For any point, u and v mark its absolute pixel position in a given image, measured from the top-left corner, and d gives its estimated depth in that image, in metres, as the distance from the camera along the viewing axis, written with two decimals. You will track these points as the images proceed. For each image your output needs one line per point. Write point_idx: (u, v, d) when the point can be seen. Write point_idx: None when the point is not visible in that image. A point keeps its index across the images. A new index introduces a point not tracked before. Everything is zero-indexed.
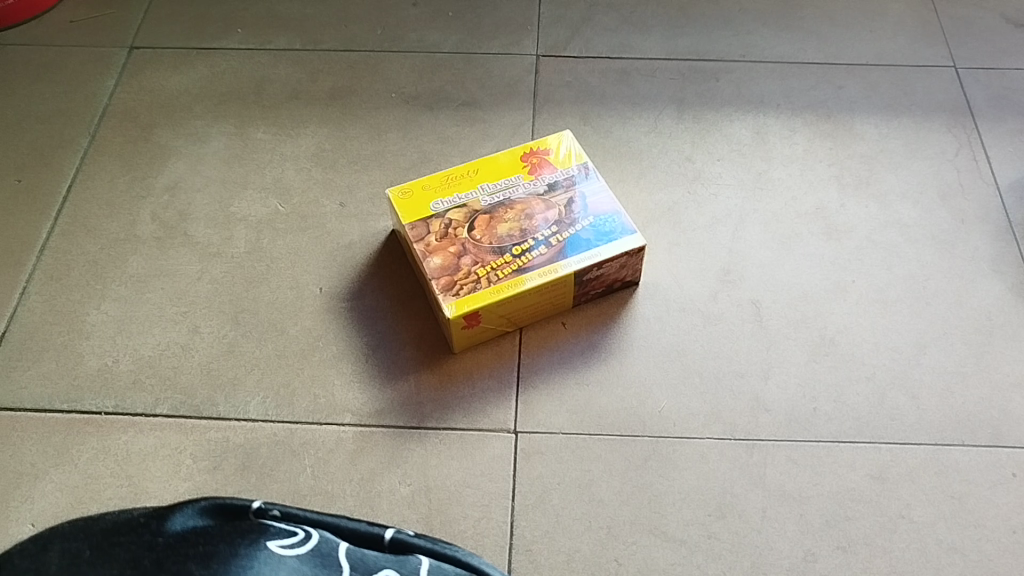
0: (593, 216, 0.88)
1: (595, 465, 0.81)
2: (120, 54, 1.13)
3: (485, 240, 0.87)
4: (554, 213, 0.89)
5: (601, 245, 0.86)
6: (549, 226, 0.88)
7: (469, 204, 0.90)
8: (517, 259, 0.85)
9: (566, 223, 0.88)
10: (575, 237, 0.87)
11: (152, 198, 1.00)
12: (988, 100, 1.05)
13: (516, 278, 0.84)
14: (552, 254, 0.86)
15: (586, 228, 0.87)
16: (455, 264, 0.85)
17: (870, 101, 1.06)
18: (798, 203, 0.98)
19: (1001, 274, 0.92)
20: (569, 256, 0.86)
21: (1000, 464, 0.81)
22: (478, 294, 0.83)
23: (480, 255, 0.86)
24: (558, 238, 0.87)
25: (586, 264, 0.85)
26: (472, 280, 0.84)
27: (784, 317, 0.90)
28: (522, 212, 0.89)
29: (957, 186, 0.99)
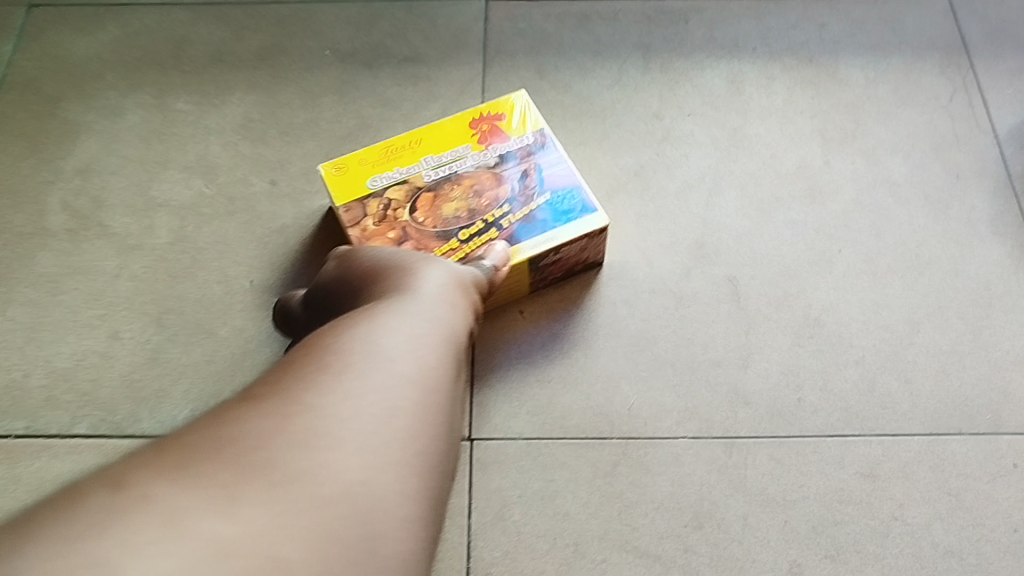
0: (550, 193, 0.79)
1: (559, 473, 0.74)
2: (19, 14, 1.01)
3: (429, 225, 0.78)
4: (506, 190, 0.80)
5: (558, 227, 0.77)
6: (500, 206, 0.79)
7: (412, 180, 0.80)
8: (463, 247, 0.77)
9: (520, 201, 0.79)
10: (529, 219, 0.78)
11: (61, 183, 0.89)
12: (984, 35, 0.95)
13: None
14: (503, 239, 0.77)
15: (541, 208, 0.78)
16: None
17: (855, 41, 0.96)
18: (777, 162, 0.89)
19: (1001, 237, 0.84)
20: (521, 240, 0.77)
21: (999, 453, 0.74)
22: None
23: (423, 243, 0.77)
24: (510, 220, 0.78)
25: (540, 249, 0.76)
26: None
27: (763, 295, 0.82)
28: (471, 189, 0.80)
29: (951, 136, 0.90)
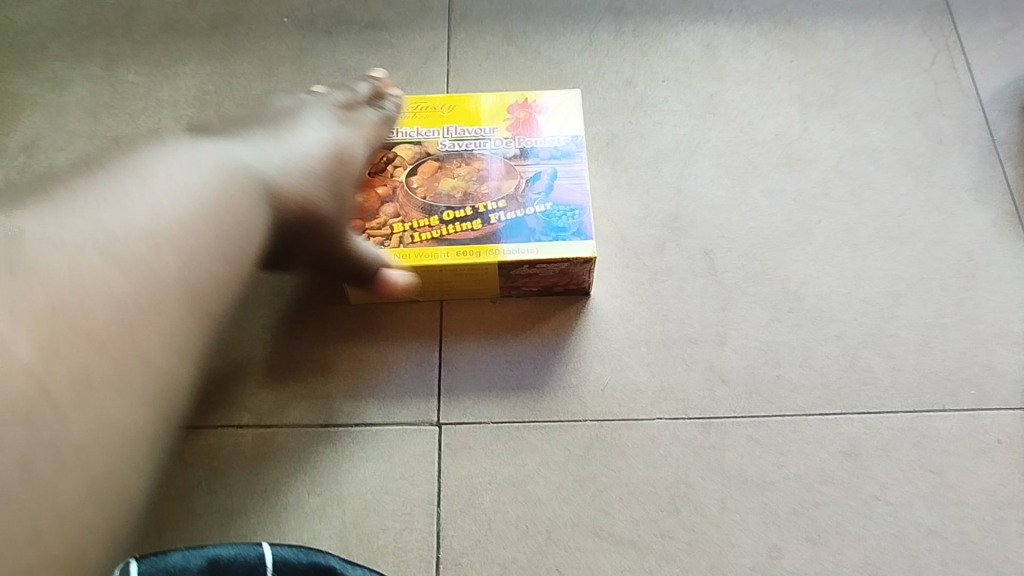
0: (554, 204, 0.74)
1: (531, 458, 0.72)
2: None
3: (420, 193, 0.75)
4: (509, 188, 0.75)
5: (547, 237, 0.73)
6: (496, 200, 0.75)
7: (426, 145, 0.78)
8: (439, 227, 0.74)
9: (518, 202, 0.74)
10: (521, 222, 0.73)
11: (5, 160, 0.85)
12: None
13: (432, 247, 0.73)
14: (483, 234, 0.73)
15: (541, 218, 0.73)
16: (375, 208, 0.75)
17: (835, 3, 0.92)
18: (755, 129, 0.86)
19: (985, 204, 0.81)
20: (502, 242, 0.73)
21: (983, 429, 0.72)
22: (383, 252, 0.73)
23: (406, 210, 0.75)
24: (499, 217, 0.74)
25: (519, 257, 0.72)
26: (382, 235, 0.74)
27: (740, 269, 0.79)
28: (475, 171, 0.76)
29: (934, 100, 0.87)
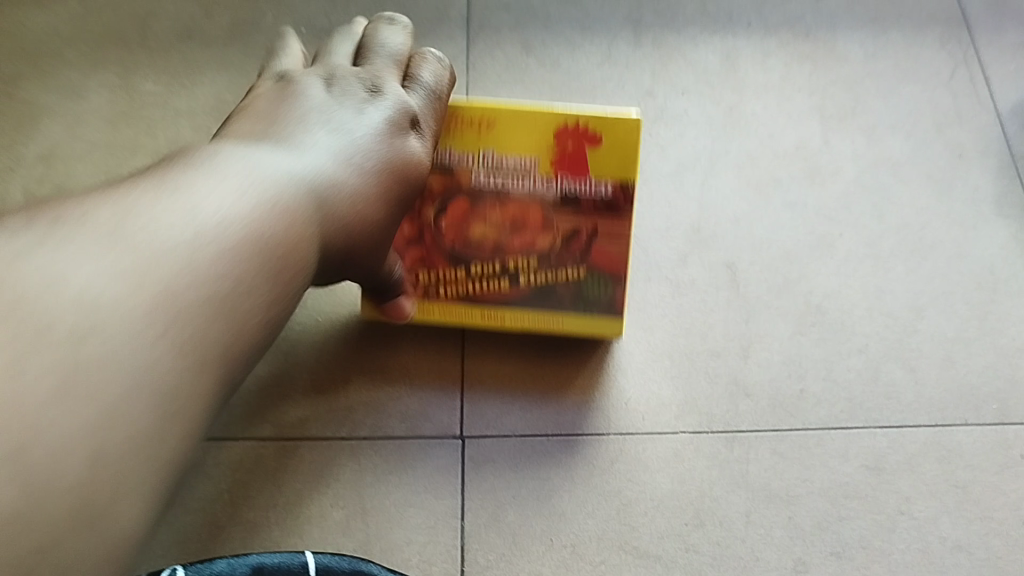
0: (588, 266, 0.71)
1: (555, 472, 0.71)
2: None
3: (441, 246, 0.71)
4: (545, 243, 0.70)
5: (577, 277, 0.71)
6: (529, 255, 0.71)
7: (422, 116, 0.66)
8: (470, 280, 0.72)
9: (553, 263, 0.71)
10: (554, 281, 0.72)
11: (22, 170, 0.85)
12: (985, 9, 0.92)
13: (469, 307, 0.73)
14: (516, 294, 0.72)
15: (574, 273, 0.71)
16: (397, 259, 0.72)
17: (853, 16, 0.92)
18: (775, 142, 0.85)
19: (1005, 218, 0.82)
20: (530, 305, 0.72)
21: (1007, 444, 0.72)
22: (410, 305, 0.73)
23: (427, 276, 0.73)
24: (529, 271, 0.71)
25: (551, 321, 0.73)
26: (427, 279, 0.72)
27: (762, 281, 0.79)
28: (508, 219, 0.70)
29: (953, 114, 0.87)
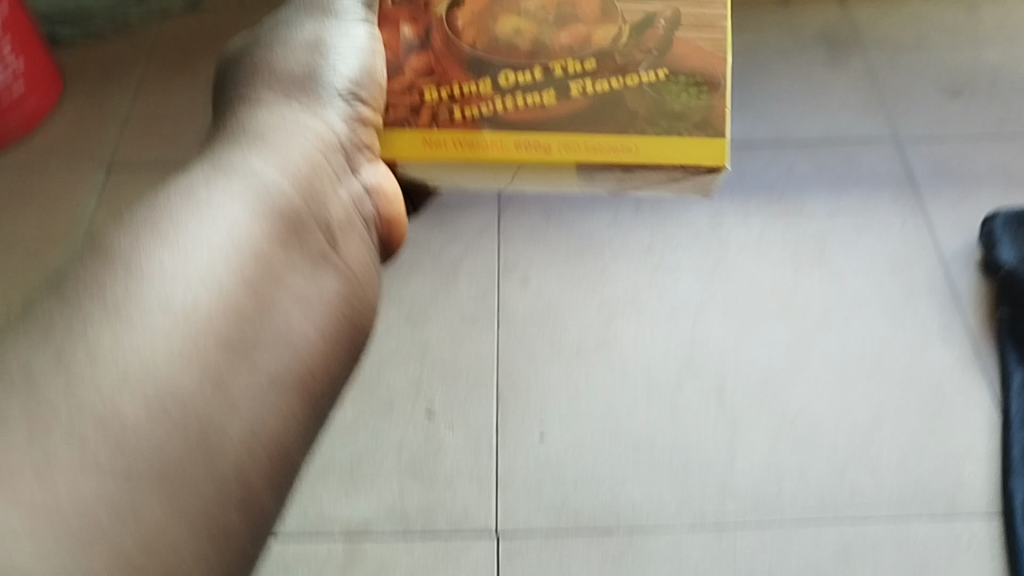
0: (668, 72, 0.59)
1: (574, 562, 0.86)
2: (99, 174, 1.18)
3: (467, 36, 0.61)
4: (602, 38, 0.60)
5: (657, 125, 0.58)
6: (582, 57, 0.60)
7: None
8: (493, 98, 0.59)
9: (613, 66, 0.59)
10: (620, 98, 0.59)
11: None
12: (929, 171, 1.11)
13: (488, 131, 0.59)
14: (560, 111, 0.59)
15: (647, 98, 0.58)
16: (416, 48, 0.62)
17: (819, 180, 1.11)
18: (755, 286, 1.03)
19: (950, 343, 0.98)
20: (588, 133, 0.58)
21: (954, 533, 0.86)
22: (413, 141, 0.60)
23: (443, 68, 0.61)
24: (582, 88, 0.59)
25: (612, 156, 0.58)
26: (407, 104, 0.60)
27: (746, 401, 0.95)
28: (550, 12, 0.62)
29: (904, 258, 1.04)
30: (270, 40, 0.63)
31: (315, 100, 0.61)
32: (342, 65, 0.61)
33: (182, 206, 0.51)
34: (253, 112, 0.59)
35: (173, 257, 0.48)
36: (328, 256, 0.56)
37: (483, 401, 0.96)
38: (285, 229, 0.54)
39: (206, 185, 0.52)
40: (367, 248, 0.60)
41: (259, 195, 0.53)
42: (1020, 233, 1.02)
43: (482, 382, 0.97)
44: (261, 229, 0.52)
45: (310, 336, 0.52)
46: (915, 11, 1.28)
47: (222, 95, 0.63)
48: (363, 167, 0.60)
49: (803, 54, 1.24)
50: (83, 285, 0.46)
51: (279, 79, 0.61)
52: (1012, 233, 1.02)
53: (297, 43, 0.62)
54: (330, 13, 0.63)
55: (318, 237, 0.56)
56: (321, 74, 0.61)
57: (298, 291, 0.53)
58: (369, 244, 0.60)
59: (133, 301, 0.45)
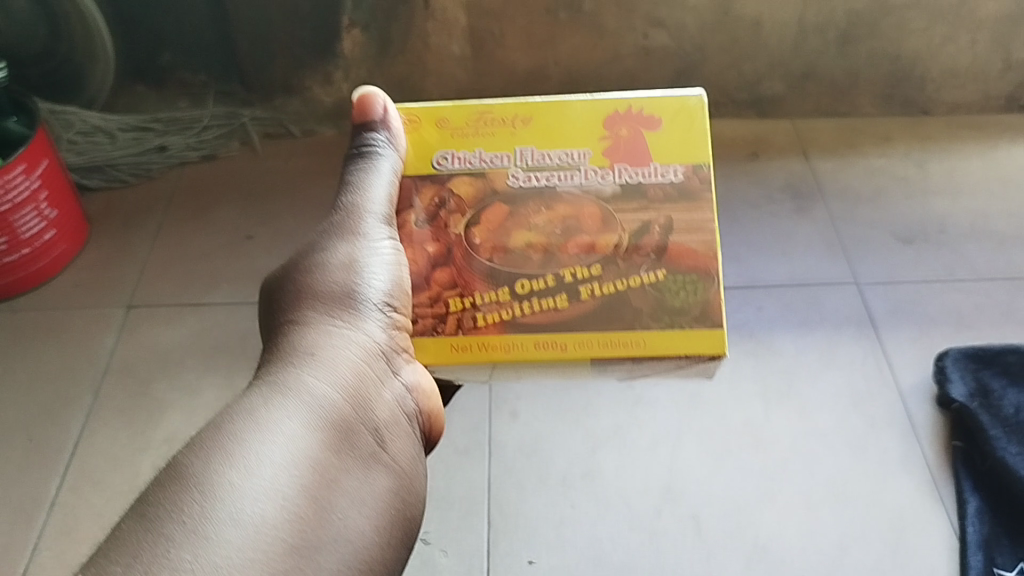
0: (666, 272, 0.67)
1: None
2: (119, 312, 1.27)
3: (484, 251, 0.68)
4: (604, 247, 0.68)
5: (661, 320, 0.66)
6: (589, 264, 0.67)
7: (492, 176, 0.70)
8: (513, 304, 0.67)
9: (618, 270, 0.67)
10: (624, 299, 0.67)
11: (151, 450, 1.12)
12: (886, 312, 1.21)
13: (511, 334, 0.67)
14: (573, 313, 0.67)
15: (651, 297, 0.66)
16: (437, 263, 0.68)
17: (786, 321, 1.21)
18: (728, 419, 1.11)
19: (910, 472, 1.05)
20: (599, 332, 0.66)
21: None
22: (443, 347, 0.67)
23: (466, 280, 0.68)
24: (591, 291, 0.67)
25: (623, 351, 0.66)
26: (434, 315, 0.68)
27: (721, 528, 1.01)
28: (555, 224, 0.69)
29: (866, 394, 1.13)
30: (312, 258, 0.69)
31: (355, 314, 0.67)
32: (377, 283, 0.67)
33: (248, 434, 0.57)
34: (303, 334, 0.66)
35: (240, 486, 0.54)
36: (379, 457, 0.63)
37: (475, 528, 1.02)
38: (335, 445, 0.61)
39: (266, 412, 0.59)
40: (412, 442, 0.67)
41: (312, 417, 0.60)
42: (969, 370, 1.11)
43: (474, 510, 1.03)
44: (315, 447, 0.59)
45: (370, 535, 0.59)
46: (869, 167, 1.41)
47: (273, 312, 0.69)
48: (403, 369, 0.67)
49: (769, 205, 1.36)
50: (160, 513, 0.52)
51: (323, 299, 0.67)
52: (961, 370, 1.11)
53: (336, 261, 0.68)
54: (360, 231, 0.68)
55: (366, 445, 0.63)
56: (359, 292, 0.67)
57: (353, 494, 0.60)
58: (414, 437, 0.68)
59: (209, 527, 0.52)
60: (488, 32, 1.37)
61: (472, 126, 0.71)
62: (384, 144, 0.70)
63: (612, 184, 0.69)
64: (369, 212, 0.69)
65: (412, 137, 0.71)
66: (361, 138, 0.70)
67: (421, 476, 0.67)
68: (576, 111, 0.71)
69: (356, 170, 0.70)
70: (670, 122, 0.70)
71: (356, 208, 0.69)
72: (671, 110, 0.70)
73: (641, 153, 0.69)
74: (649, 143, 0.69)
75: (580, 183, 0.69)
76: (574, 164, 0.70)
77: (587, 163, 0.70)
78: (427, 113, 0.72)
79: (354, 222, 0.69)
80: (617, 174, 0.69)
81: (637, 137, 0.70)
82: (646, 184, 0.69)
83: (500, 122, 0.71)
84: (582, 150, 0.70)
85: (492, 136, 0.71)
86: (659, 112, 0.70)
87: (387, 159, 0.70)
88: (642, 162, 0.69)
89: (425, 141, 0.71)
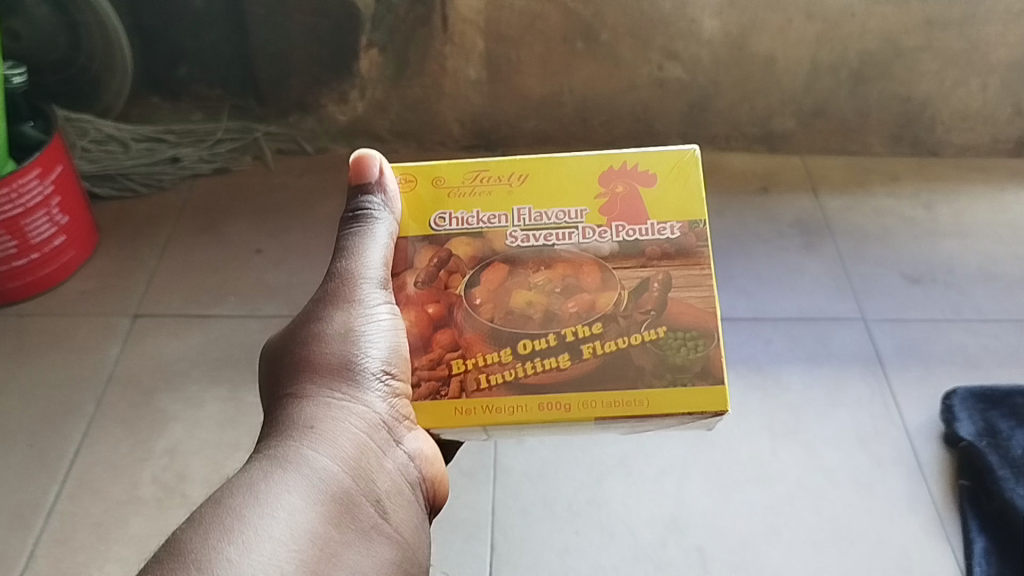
0: (666, 328, 0.66)
1: None
2: (125, 321, 1.26)
3: (485, 312, 0.67)
4: (604, 303, 0.67)
5: (663, 377, 0.65)
6: (590, 322, 0.66)
7: (491, 237, 0.69)
8: (515, 365, 0.65)
9: (618, 327, 0.66)
10: (627, 356, 0.65)
11: (152, 460, 1.11)
12: (894, 350, 1.21)
13: (513, 396, 0.65)
14: (575, 372, 0.65)
15: (652, 355, 0.65)
16: (436, 326, 0.67)
17: (794, 354, 1.21)
18: (734, 452, 1.10)
19: (916, 511, 1.05)
20: (604, 391, 0.65)
21: None
22: (445, 412, 0.65)
23: (468, 342, 0.66)
24: (592, 349, 0.66)
25: (627, 410, 0.64)
26: (437, 378, 0.65)
27: (726, 561, 1.01)
28: (556, 283, 0.67)
29: (873, 431, 1.12)
30: (307, 328, 0.66)
31: (354, 385, 0.64)
32: (375, 353, 0.64)
33: (249, 512, 0.55)
34: (300, 406, 0.63)
35: (237, 565, 0.52)
36: (382, 529, 0.61)
37: (478, 551, 1.01)
38: (338, 519, 0.58)
39: (267, 488, 0.57)
40: (413, 510, 0.65)
41: (313, 492, 0.58)
42: (977, 410, 1.11)
43: (477, 534, 1.02)
44: (318, 523, 0.57)
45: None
46: (878, 206, 1.42)
47: (272, 384, 0.67)
48: (405, 437, 0.64)
49: (778, 240, 1.36)
50: None
51: (320, 370, 0.64)
52: (968, 410, 1.11)
53: (332, 330, 0.65)
54: (355, 298, 0.66)
55: (368, 518, 0.60)
56: (357, 363, 0.64)
57: (356, 568, 0.57)
58: (416, 505, 0.66)
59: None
60: (504, 58, 1.38)
61: (469, 185, 0.69)
62: (381, 208, 0.68)
63: (609, 242, 0.68)
64: (365, 279, 0.66)
65: (408, 198, 0.69)
66: (356, 202, 0.68)
67: (423, 546, 0.65)
68: (569, 167, 0.69)
69: (349, 235, 0.68)
70: (665, 179, 0.69)
71: (351, 276, 0.66)
72: (666, 166, 0.69)
73: (636, 211, 0.68)
74: (645, 201, 0.69)
75: (577, 242, 0.68)
76: (571, 222, 0.69)
77: (584, 221, 0.69)
78: (424, 172, 0.70)
79: (351, 290, 0.66)
80: (614, 233, 0.68)
81: (632, 195, 0.69)
82: (643, 242, 0.68)
83: (497, 181, 0.69)
84: (579, 208, 0.69)
85: (490, 196, 0.69)
86: (654, 168, 0.69)
87: (384, 224, 0.68)
88: (639, 220, 0.68)
89: (421, 202, 0.69)
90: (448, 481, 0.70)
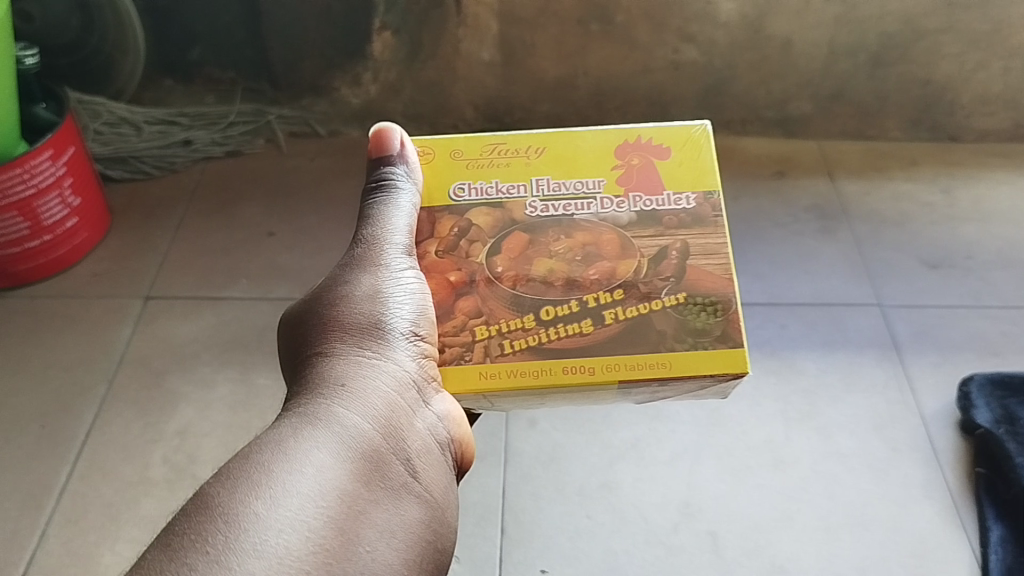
0: (686, 295, 0.65)
1: None
2: (137, 303, 1.26)
3: (507, 279, 0.65)
4: (624, 271, 0.65)
5: (684, 341, 0.63)
6: (610, 289, 0.65)
7: (510, 207, 0.68)
8: (538, 331, 0.64)
9: (640, 294, 0.65)
10: (648, 322, 0.64)
11: (163, 442, 1.11)
12: (910, 335, 1.19)
13: (537, 360, 0.63)
14: (597, 338, 0.64)
15: (673, 320, 0.64)
16: (458, 294, 0.65)
17: (809, 339, 1.19)
18: (748, 437, 1.09)
19: (932, 497, 1.03)
20: (625, 354, 0.63)
21: None
22: (470, 376, 0.63)
23: (490, 308, 0.65)
24: (615, 315, 0.64)
25: (650, 373, 0.62)
26: (461, 344, 0.64)
27: (738, 546, 1.00)
28: (578, 252, 0.66)
29: (890, 417, 1.11)
30: (333, 292, 0.65)
31: (383, 345, 0.62)
32: (402, 315, 0.63)
33: (276, 465, 0.53)
34: (329, 364, 0.61)
35: (265, 516, 0.50)
36: (411, 489, 0.59)
37: (488, 535, 1.01)
38: (367, 476, 0.56)
39: (295, 443, 0.55)
40: (444, 473, 0.63)
41: (343, 449, 0.56)
42: (995, 397, 1.09)
43: (487, 517, 1.02)
44: (347, 480, 0.55)
45: (401, 569, 0.55)
46: (896, 190, 1.40)
47: (299, 349, 0.65)
48: (433, 399, 0.63)
49: (793, 224, 1.35)
50: (179, 540, 0.49)
51: (349, 331, 0.63)
52: (986, 397, 1.09)
53: (359, 294, 0.64)
54: (382, 261, 0.65)
55: (398, 476, 0.58)
56: (385, 324, 0.62)
57: (385, 527, 0.55)
58: (446, 467, 0.64)
59: (234, 561, 0.48)
60: (518, 40, 1.37)
61: (487, 157, 0.69)
62: (404, 180, 0.68)
63: (628, 212, 0.67)
64: (391, 244, 0.65)
65: (427, 169, 0.69)
66: (379, 174, 0.68)
67: (454, 509, 0.63)
68: (586, 141, 0.70)
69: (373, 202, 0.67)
70: (679, 152, 0.69)
71: (376, 241, 0.65)
72: (678, 139, 0.69)
73: (654, 182, 0.68)
74: (661, 173, 0.68)
75: (596, 212, 0.68)
76: (589, 193, 0.68)
77: (601, 192, 0.68)
78: (442, 144, 0.70)
79: (376, 254, 0.65)
80: (632, 203, 0.68)
81: (648, 167, 0.69)
82: (661, 212, 0.67)
83: (514, 153, 0.69)
84: (596, 179, 0.68)
85: (508, 166, 0.69)
86: (668, 141, 0.69)
87: (407, 194, 0.67)
88: (656, 191, 0.68)
89: (441, 173, 0.69)
90: (474, 445, 0.68)
